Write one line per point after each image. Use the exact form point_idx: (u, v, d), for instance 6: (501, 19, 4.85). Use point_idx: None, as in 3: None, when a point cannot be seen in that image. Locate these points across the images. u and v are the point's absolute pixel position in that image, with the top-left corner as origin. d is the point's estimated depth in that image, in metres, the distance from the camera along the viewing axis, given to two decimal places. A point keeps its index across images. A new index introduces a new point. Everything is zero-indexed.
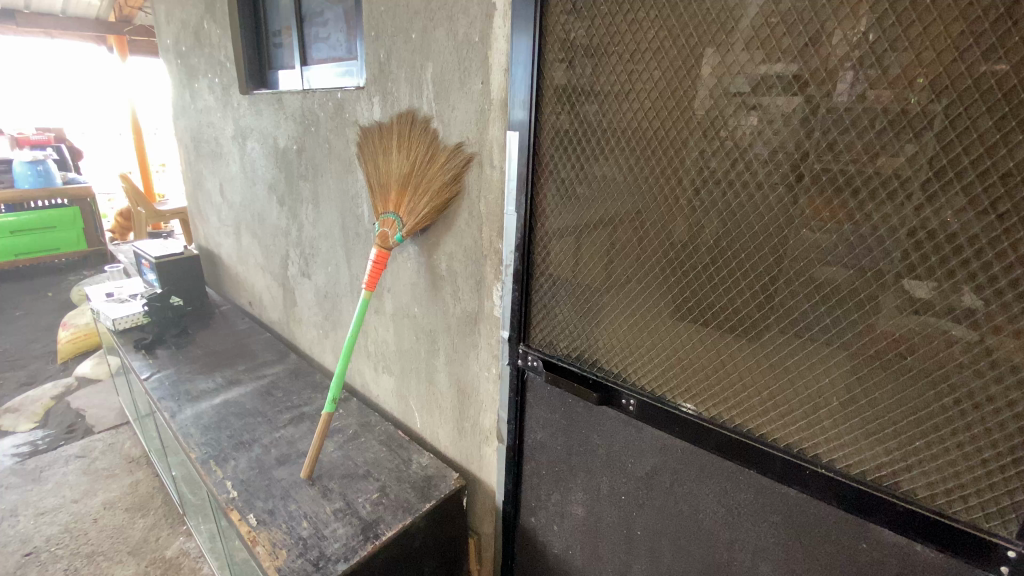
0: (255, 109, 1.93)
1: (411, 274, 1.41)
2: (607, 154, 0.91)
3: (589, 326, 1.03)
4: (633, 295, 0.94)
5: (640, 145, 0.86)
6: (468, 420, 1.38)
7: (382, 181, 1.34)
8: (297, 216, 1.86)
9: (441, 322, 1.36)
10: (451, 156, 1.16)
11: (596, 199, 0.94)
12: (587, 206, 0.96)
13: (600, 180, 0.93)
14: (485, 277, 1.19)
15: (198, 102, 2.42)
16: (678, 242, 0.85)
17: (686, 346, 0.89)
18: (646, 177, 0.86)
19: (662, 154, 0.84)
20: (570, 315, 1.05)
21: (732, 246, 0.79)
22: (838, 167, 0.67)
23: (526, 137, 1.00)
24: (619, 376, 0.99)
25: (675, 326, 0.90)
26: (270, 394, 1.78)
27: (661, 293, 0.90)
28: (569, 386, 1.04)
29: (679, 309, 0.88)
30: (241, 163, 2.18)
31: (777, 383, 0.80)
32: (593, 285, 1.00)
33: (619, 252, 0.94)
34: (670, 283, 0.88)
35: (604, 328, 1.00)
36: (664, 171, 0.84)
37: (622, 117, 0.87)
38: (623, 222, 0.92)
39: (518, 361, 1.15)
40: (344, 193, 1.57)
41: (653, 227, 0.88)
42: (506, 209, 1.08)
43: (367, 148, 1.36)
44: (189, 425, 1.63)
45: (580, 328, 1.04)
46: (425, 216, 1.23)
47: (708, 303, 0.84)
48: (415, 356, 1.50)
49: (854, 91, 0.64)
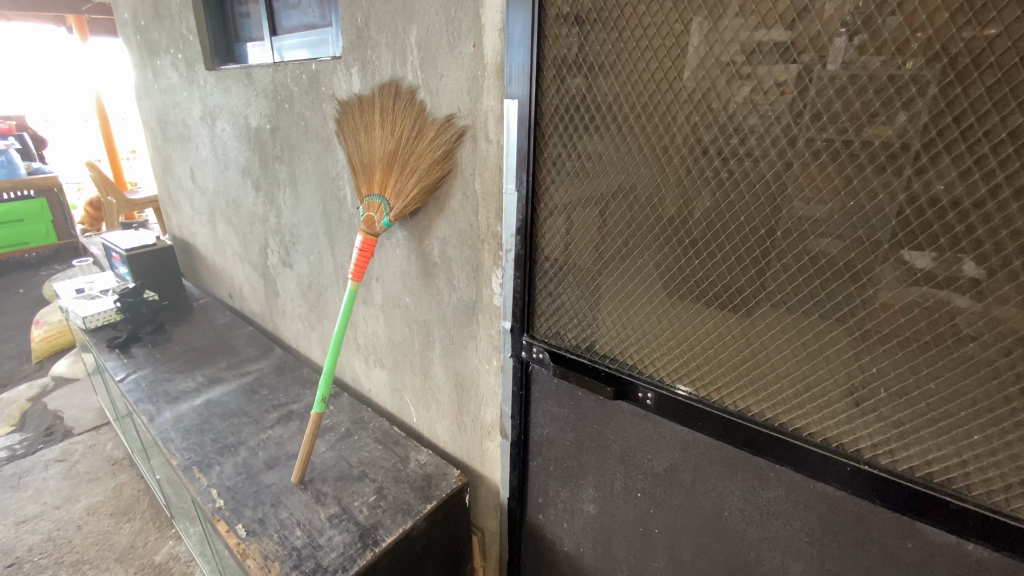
0: (222, 86, 1.79)
1: (401, 262, 1.31)
2: (615, 124, 0.80)
3: (600, 314, 0.93)
4: (648, 280, 0.85)
5: (655, 112, 0.75)
6: (468, 414, 1.30)
7: (365, 160, 1.23)
8: (275, 201, 1.73)
9: (435, 312, 1.27)
10: (440, 130, 1.05)
11: (606, 173, 0.84)
12: (596, 181, 0.86)
13: (608, 154, 0.82)
14: (484, 262, 1.09)
15: (161, 81, 2.24)
16: (699, 221, 0.75)
17: (710, 336, 0.81)
18: (661, 148, 0.76)
19: (681, 122, 0.73)
20: (578, 303, 0.96)
21: (766, 223, 0.69)
22: (893, 130, 0.57)
23: (526, 108, 0.89)
24: (635, 368, 0.91)
25: (695, 315, 0.81)
26: (254, 392, 1.68)
27: (682, 277, 0.80)
28: (579, 380, 0.96)
29: (699, 296, 0.79)
30: (212, 146, 2.03)
31: (815, 374, 0.72)
32: (603, 270, 0.90)
33: (629, 233, 0.84)
34: (690, 267, 0.79)
35: (617, 318, 0.91)
36: (682, 140, 0.73)
37: (634, 80, 0.76)
38: (635, 201, 0.82)
39: (522, 353, 1.06)
40: (324, 174, 1.45)
41: (669, 205, 0.78)
42: (505, 187, 0.98)
43: (348, 125, 1.25)
44: (169, 429, 1.53)
45: (590, 315, 0.95)
46: (414, 197, 1.12)
47: (731, 288, 0.76)
48: (408, 348, 1.41)
49: (913, 40, 0.54)
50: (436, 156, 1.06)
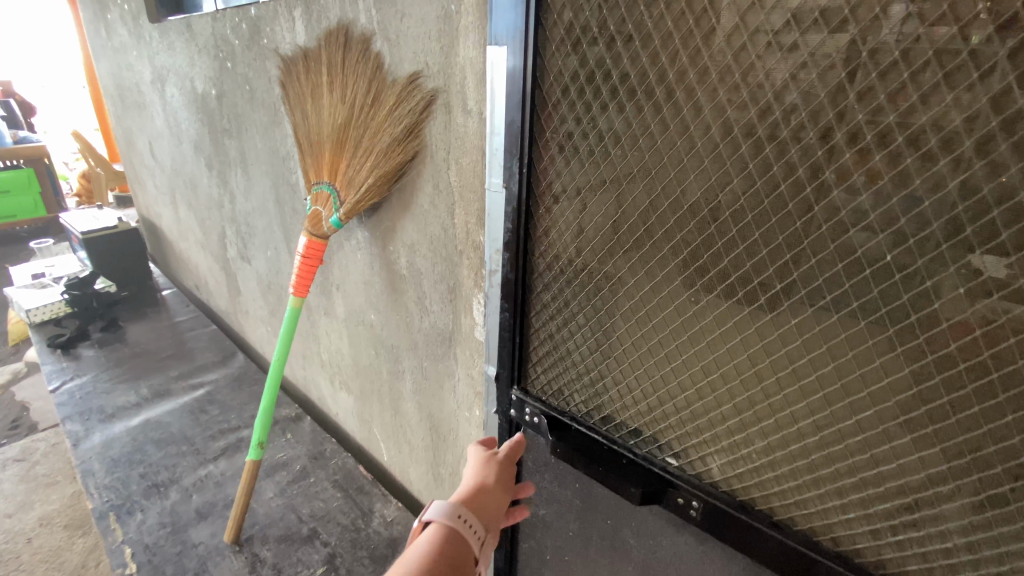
0: (167, 43, 1.48)
1: (363, 269, 1.02)
2: (657, 90, 0.49)
3: (621, 373, 0.64)
4: (699, 339, 0.55)
5: (735, 70, 0.44)
6: (445, 466, 1.02)
7: (312, 136, 0.93)
8: (228, 184, 1.43)
9: (404, 337, 0.98)
10: (403, 97, 0.73)
11: (640, 167, 0.53)
12: (623, 178, 0.55)
13: (642, 139, 0.52)
14: (463, 281, 0.79)
15: (114, 39, 1.93)
16: (796, 256, 0.45)
17: (797, 436, 0.51)
18: (735, 132, 0.45)
19: (780, 86, 0.42)
20: (588, 357, 0.67)
21: (933, 273, 0.39)
22: None
23: (518, 62, 0.57)
24: (671, 458, 0.62)
25: (774, 400, 0.51)
26: (202, 412, 1.42)
27: (758, 338, 0.50)
28: (589, 469, 0.66)
29: (785, 374, 0.49)
30: (165, 116, 1.72)
31: (988, 524, 0.42)
32: (627, 316, 0.60)
33: (670, 265, 0.54)
34: (772, 327, 0.49)
35: (646, 386, 0.61)
36: (780, 119, 0.42)
37: (701, 12, 0.44)
38: (684, 215, 0.51)
39: (510, 411, 0.78)
40: (273, 152, 1.15)
41: (743, 225, 0.47)
42: (489, 183, 0.67)
43: (293, 90, 0.94)
44: (94, 459, 1.27)
45: (607, 374, 0.65)
46: (370, 189, 0.81)
47: (844, 369, 0.45)
48: (375, 375, 1.13)
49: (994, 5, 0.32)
50: (397, 134, 0.75)
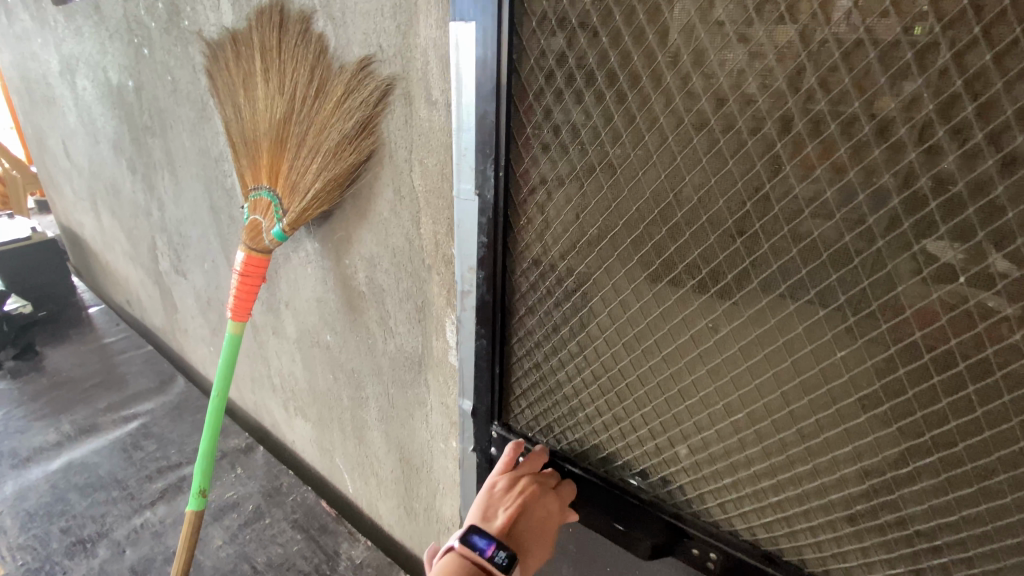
0: (73, 27, 1.28)
1: (315, 285, 0.90)
2: (665, 76, 0.40)
3: (626, 408, 0.55)
4: (719, 371, 0.47)
5: (768, 51, 0.35)
6: (419, 500, 0.92)
7: (246, 134, 0.79)
8: (154, 189, 1.26)
9: (366, 361, 0.87)
10: (351, 87, 0.62)
11: (647, 170, 0.44)
12: (627, 182, 0.46)
13: (648, 137, 0.43)
14: (433, 300, 0.69)
15: (13, 24, 1.68)
16: (846, 277, 0.37)
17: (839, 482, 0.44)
18: (769, 128, 0.37)
19: (826, 72, 0.33)
20: (584, 389, 0.58)
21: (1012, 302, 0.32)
22: None
23: (492, 45, 0.48)
24: (684, 502, 0.54)
25: (812, 443, 0.44)
26: (135, 449, 1.25)
27: (795, 373, 0.42)
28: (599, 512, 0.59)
29: (826, 415, 0.42)
30: (78, 112, 1.51)
31: None
32: (630, 345, 0.52)
33: (686, 287, 0.46)
34: (810, 360, 0.41)
35: (654, 424, 0.53)
36: (826, 111, 0.34)
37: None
38: (703, 229, 0.43)
39: (491, 450, 0.69)
40: (203, 152, 0.99)
41: (777, 241, 0.39)
42: (458, 189, 0.57)
43: (222, 80, 0.81)
44: (3, 516, 1.09)
45: (608, 408, 0.57)
46: (317, 196, 0.69)
47: (904, 410, 0.38)
48: (334, 401, 1.01)
49: None
50: (347, 131, 0.64)
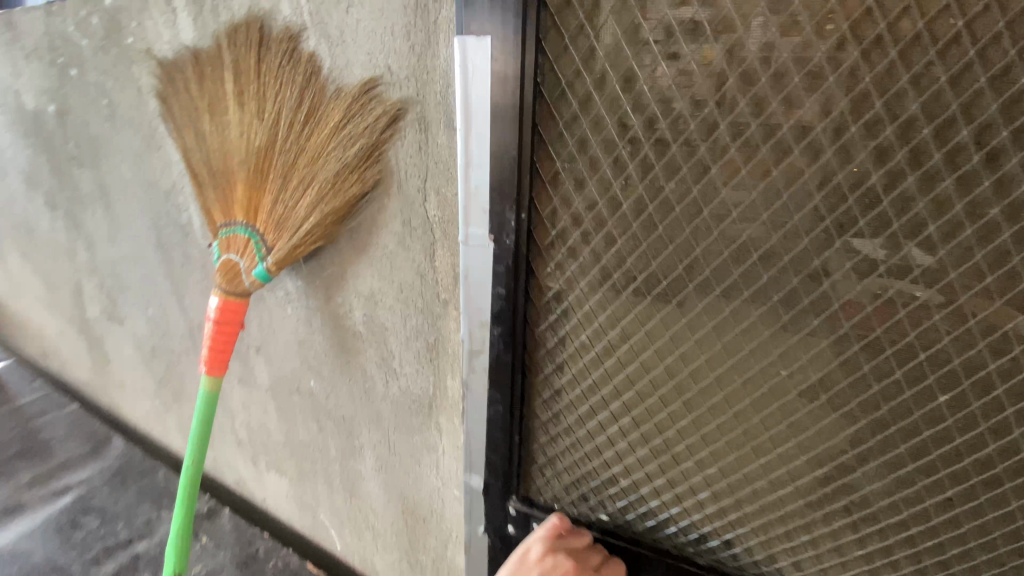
0: None
1: (296, 327, 0.81)
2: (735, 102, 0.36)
3: (682, 466, 0.50)
4: (794, 428, 0.43)
5: (863, 73, 0.32)
6: (425, 552, 0.85)
7: (215, 163, 0.70)
8: (82, 227, 1.10)
9: (361, 407, 0.79)
10: (351, 114, 0.56)
11: (713, 206, 0.40)
12: (688, 219, 0.41)
13: (698, 184, 0.40)
14: (449, 338, 0.64)
15: None
16: (904, 341, 0.36)
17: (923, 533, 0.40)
18: (861, 157, 0.33)
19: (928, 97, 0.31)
20: (616, 457, 0.54)
21: None
22: None
23: (515, 77, 0.44)
24: (749, 566, 0.50)
25: (880, 505, 0.41)
26: (73, 528, 1.07)
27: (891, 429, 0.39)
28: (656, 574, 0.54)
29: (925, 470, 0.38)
30: None
31: None
32: (678, 401, 0.48)
33: (760, 335, 0.41)
34: (890, 417, 0.38)
35: (698, 488, 0.50)
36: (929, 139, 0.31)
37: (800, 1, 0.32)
38: (756, 287, 0.40)
39: (510, 519, 0.63)
40: (152, 184, 0.88)
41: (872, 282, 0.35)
42: (466, 235, 0.52)
43: (183, 106, 0.72)
44: None
45: (659, 466, 0.51)
46: (312, 233, 0.62)
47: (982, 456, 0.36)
48: (318, 452, 0.92)
49: None
50: (348, 160, 0.58)
